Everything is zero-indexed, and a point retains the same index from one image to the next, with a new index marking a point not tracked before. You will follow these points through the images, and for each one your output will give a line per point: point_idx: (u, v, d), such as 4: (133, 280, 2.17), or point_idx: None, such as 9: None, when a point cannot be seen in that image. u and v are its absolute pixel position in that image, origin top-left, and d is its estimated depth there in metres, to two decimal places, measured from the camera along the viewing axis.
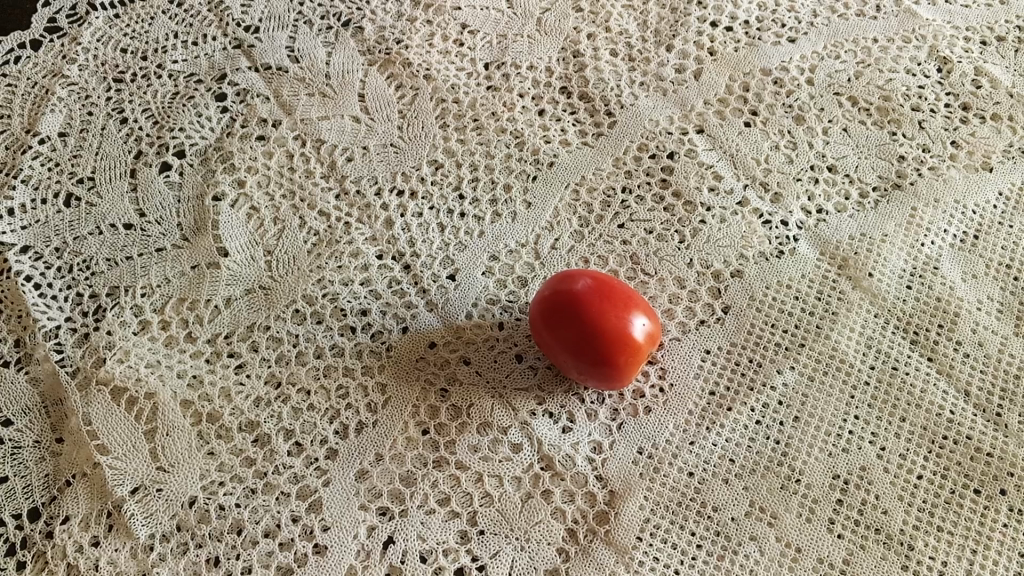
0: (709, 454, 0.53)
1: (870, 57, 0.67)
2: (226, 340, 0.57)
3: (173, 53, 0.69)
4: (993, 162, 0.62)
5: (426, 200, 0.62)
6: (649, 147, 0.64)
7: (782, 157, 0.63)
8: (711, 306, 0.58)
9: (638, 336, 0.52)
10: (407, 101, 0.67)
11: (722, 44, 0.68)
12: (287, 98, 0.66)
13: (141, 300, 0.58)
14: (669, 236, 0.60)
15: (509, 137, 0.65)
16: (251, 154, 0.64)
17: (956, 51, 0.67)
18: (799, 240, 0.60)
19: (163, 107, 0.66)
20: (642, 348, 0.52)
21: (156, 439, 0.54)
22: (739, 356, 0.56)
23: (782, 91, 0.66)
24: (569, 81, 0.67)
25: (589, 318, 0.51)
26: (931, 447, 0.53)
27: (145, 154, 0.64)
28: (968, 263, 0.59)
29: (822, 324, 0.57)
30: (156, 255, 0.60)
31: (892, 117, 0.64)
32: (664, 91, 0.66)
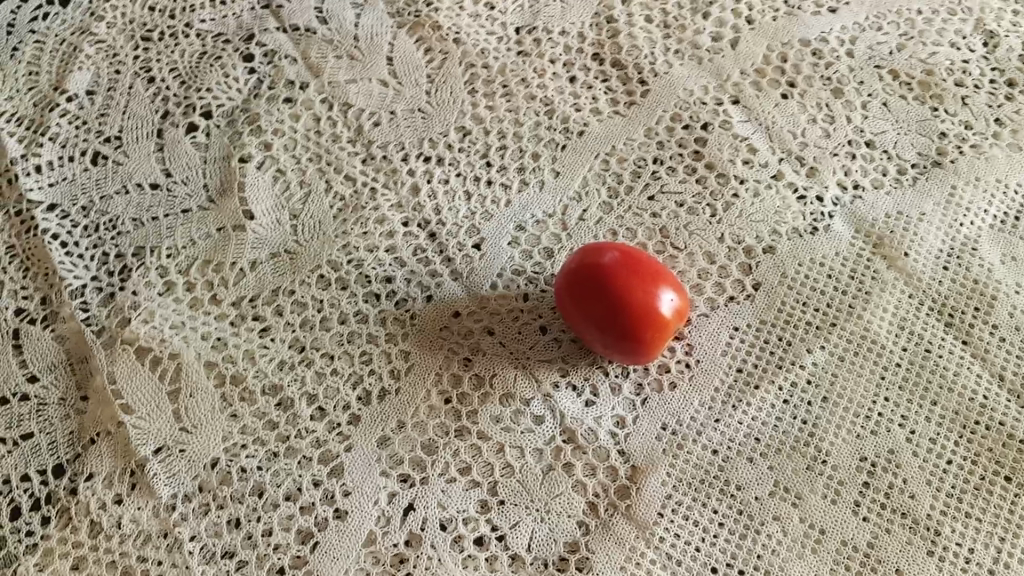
0: (735, 432, 0.52)
1: (913, 30, 0.65)
2: (250, 303, 0.57)
3: (201, 12, 0.68)
4: None
5: (453, 167, 0.61)
6: (683, 117, 0.62)
7: (819, 130, 0.61)
8: (741, 282, 0.57)
9: (666, 312, 0.51)
10: (436, 65, 0.65)
11: (759, 12, 0.66)
12: (315, 60, 0.66)
13: (166, 261, 0.58)
14: (700, 209, 0.59)
15: (539, 104, 0.63)
16: (278, 116, 0.63)
17: (1003, 24, 0.65)
18: (833, 216, 0.58)
19: (191, 67, 0.66)
20: (669, 323, 0.51)
21: (179, 400, 0.54)
22: (768, 334, 0.55)
23: (822, 63, 0.64)
24: (602, 48, 0.66)
25: (616, 294, 0.50)
26: (962, 432, 0.52)
27: (172, 114, 0.64)
28: (1008, 245, 0.57)
29: (855, 304, 0.56)
30: (182, 216, 0.60)
31: (934, 92, 0.62)
32: (699, 60, 0.64)
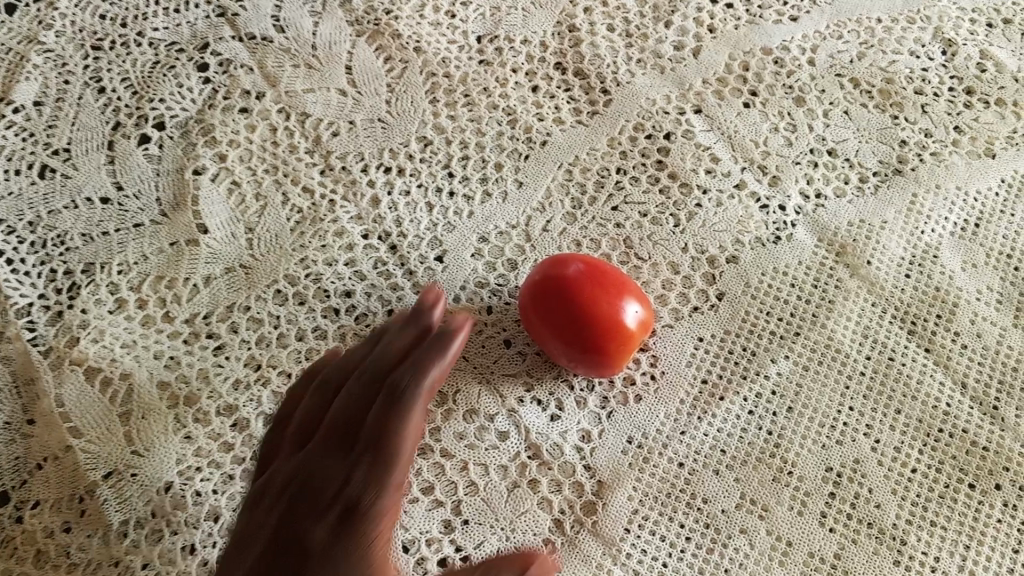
0: (701, 444, 0.52)
1: (873, 38, 0.65)
2: (205, 320, 0.55)
3: (154, 21, 0.66)
4: (997, 149, 0.61)
5: (414, 177, 0.60)
6: (646, 126, 0.62)
7: (781, 139, 0.61)
8: (705, 292, 0.56)
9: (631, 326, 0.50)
10: (396, 74, 0.64)
11: (721, 21, 0.66)
12: (272, 69, 0.64)
13: (117, 278, 0.57)
14: (664, 219, 0.59)
15: (501, 114, 0.63)
16: (233, 127, 0.62)
17: (961, 32, 0.65)
18: (796, 225, 0.58)
19: (143, 77, 0.64)
20: (634, 336, 0.50)
21: (131, 422, 0.52)
22: (733, 344, 0.55)
23: (783, 71, 0.63)
24: (564, 57, 0.65)
25: (581, 307, 0.50)
26: (927, 440, 0.52)
27: (123, 126, 0.62)
28: (968, 252, 0.58)
29: (818, 313, 0.56)
30: (134, 231, 0.58)
31: (894, 100, 0.63)
32: (662, 69, 0.64)
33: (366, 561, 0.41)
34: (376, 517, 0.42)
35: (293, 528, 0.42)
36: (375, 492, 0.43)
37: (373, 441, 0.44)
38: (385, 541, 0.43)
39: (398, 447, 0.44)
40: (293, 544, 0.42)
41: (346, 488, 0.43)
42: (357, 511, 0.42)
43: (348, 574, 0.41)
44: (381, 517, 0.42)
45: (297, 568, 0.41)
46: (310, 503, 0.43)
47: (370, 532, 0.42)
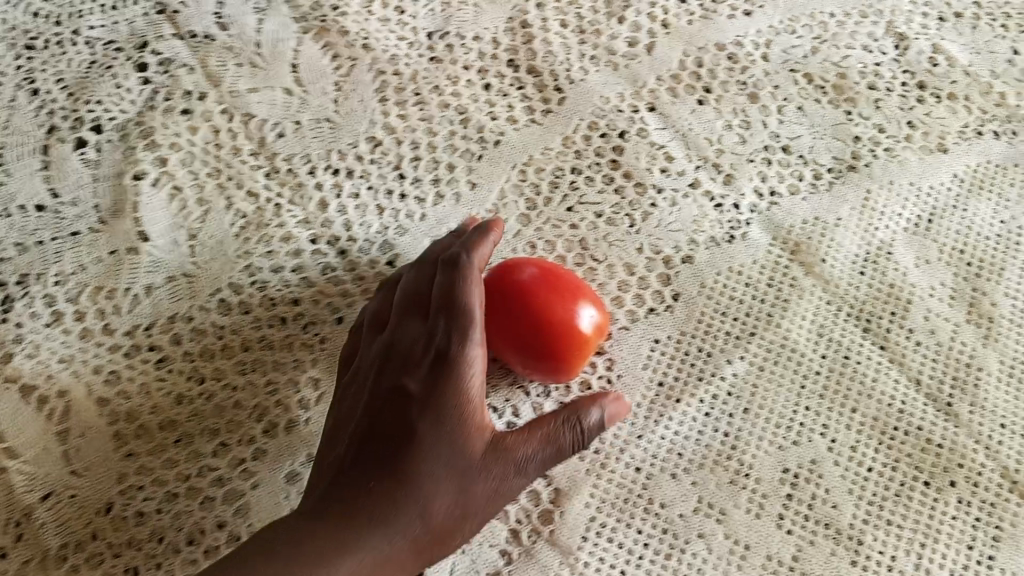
0: (658, 448, 0.51)
1: (827, 32, 0.65)
2: (147, 332, 0.54)
3: (90, 18, 0.63)
4: (949, 144, 0.61)
5: (363, 180, 0.59)
6: (599, 125, 0.61)
7: (735, 137, 0.60)
8: (661, 293, 0.56)
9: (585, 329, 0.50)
10: (343, 72, 0.62)
11: (676, 16, 0.65)
12: (214, 68, 0.62)
13: (54, 289, 0.54)
14: (619, 220, 0.58)
15: (453, 113, 0.61)
16: (174, 130, 0.59)
17: (913, 27, 0.65)
18: (751, 224, 0.58)
19: (79, 78, 0.61)
20: (589, 340, 0.50)
21: (69, 441, 0.50)
22: (688, 346, 0.54)
23: (737, 68, 0.63)
24: (517, 54, 0.63)
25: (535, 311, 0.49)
26: (882, 438, 0.52)
27: (59, 129, 0.59)
28: (921, 247, 0.58)
29: (774, 312, 0.55)
30: (71, 240, 0.56)
31: (848, 96, 0.62)
32: (615, 66, 0.63)
33: (461, 408, 0.42)
34: (463, 366, 0.42)
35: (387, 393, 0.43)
36: (459, 344, 0.43)
37: (445, 302, 0.44)
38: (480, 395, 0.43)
39: (466, 301, 0.44)
40: (388, 408, 0.43)
41: (426, 347, 0.44)
42: (442, 357, 0.43)
43: (448, 420, 0.42)
44: (469, 363, 0.43)
45: (394, 428, 0.42)
46: (396, 365, 0.44)
47: (456, 387, 0.42)
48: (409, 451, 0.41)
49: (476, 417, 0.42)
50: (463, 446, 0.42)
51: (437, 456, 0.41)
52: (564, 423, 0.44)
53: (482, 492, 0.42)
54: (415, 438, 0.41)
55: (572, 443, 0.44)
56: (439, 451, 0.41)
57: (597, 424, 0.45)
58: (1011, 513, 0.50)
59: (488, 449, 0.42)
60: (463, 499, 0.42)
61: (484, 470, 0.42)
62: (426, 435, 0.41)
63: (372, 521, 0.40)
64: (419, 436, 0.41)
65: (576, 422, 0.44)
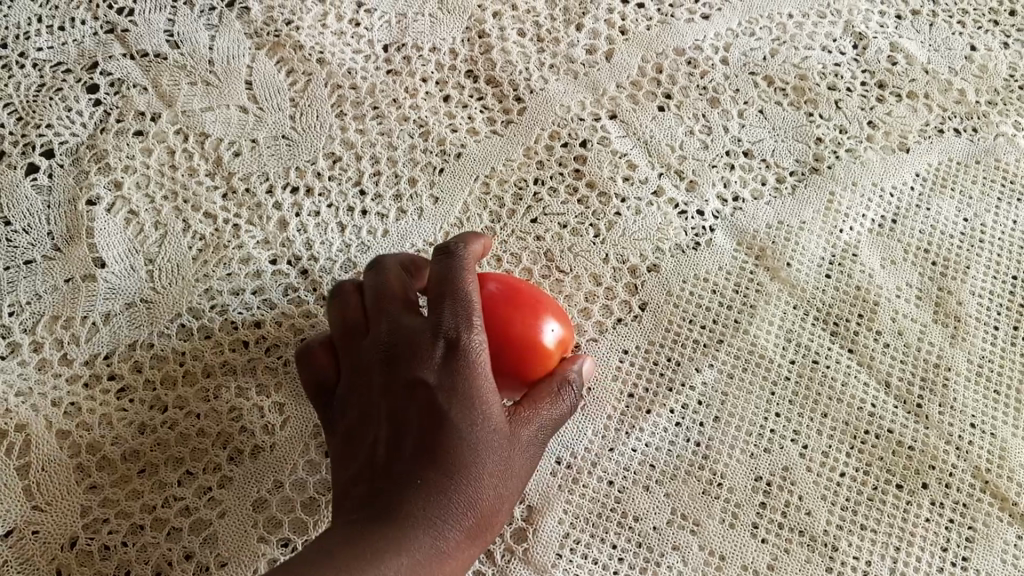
0: (630, 460, 0.51)
1: (785, 34, 0.64)
2: (106, 361, 0.52)
3: (38, 40, 0.61)
4: (910, 143, 0.61)
5: (323, 197, 0.58)
6: (561, 134, 0.60)
7: (697, 142, 0.60)
8: (628, 303, 0.55)
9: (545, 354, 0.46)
10: (299, 88, 0.61)
11: (633, 22, 0.64)
12: (167, 87, 0.60)
13: (9, 320, 0.53)
14: (584, 230, 0.57)
15: (413, 126, 0.60)
16: (128, 152, 0.58)
17: (871, 26, 0.65)
18: (715, 230, 0.58)
19: (28, 101, 0.59)
20: (550, 356, 0.46)
21: (30, 476, 0.49)
22: (657, 356, 0.54)
23: (697, 72, 0.63)
24: (475, 64, 0.63)
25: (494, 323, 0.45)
26: (853, 442, 0.52)
27: (8, 155, 0.58)
28: (886, 248, 0.58)
29: (741, 318, 0.55)
30: (25, 268, 0.55)
31: (809, 97, 0.62)
32: (575, 74, 0.62)
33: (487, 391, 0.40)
34: (480, 353, 0.40)
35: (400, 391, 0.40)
36: (471, 331, 0.41)
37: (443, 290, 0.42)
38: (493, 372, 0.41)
39: (464, 283, 0.42)
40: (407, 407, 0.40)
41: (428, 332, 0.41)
42: (453, 340, 0.40)
43: (479, 407, 0.40)
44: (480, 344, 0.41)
45: (420, 425, 0.39)
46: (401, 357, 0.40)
47: (477, 369, 0.40)
48: (448, 440, 0.39)
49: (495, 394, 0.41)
50: (495, 431, 0.40)
51: (473, 443, 0.39)
52: (563, 387, 0.45)
53: (516, 466, 0.42)
54: (450, 429, 0.39)
55: (564, 409, 0.45)
56: (477, 438, 0.39)
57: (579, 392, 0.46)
58: (984, 513, 0.50)
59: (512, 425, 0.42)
60: (504, 478, 0.41)
61: (513, 445, 0.42)
62: (460, 421, 0.39)
63: (429, 515, 0.38)
64: (453, 427, 0.39)
65: (569, 386, 0.45)
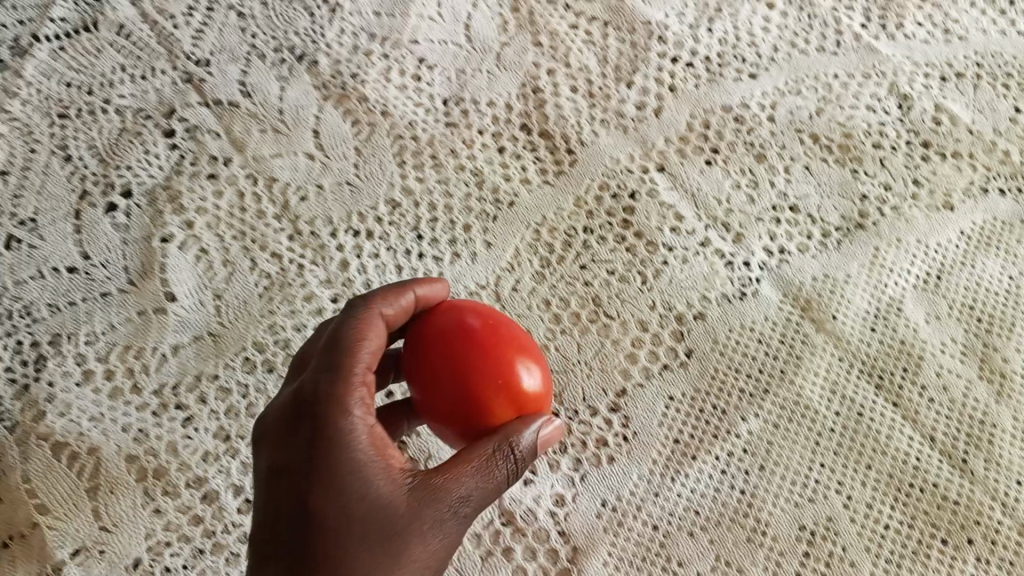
0: (675, 505, 0.52)
1: (831, 93, 0.66)
2: (173, 391, 0.55)
3: (121, 87, 0.65)
4: (955, 201, 0.62)
5: (383, 241, 0.61)
6: (610, 186, 0.63)
7: (744, 196, 0.62)
8: (674, 349, 0.57)
9: (528, 383, 0.42)
10: (363, 137, 0.64)
11: (682, 79, 0.67)
12: (239, 135, 0.64)
13: (85, 349, 0.56)
14: (631, 277, 0.59)
15: (468, 175, 0.63)
16: (201, 194, 0.61)
17: (916, 87, 0.67)
18: (761, 281, 0.59)
19: (110, 145, 0.63)
20: (501, 400, 0.41)
21: (99, 497, 0.52)
22: (702, 402, 0.55)
23: (743, 129, 0.65)
24: (530, 118, 0.65)
25: (461, 353, 0.41)
26: (897, 495, 0.52)
27: (90, 194, 0.61)
28: (931, 304, 0.59)
29: (787, 369, 0.56)
30: (101, 300, 0.58)
31: (854, 155, 0.64)
32: (625, 129, 0.65)
33: (363, 462, 0.38)
34: (350, 420, 0.38)
35: (269, 469, 0.39)
36: (343, 395, 0.39)
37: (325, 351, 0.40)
38: (375, 447, 0.39)
39: (340, 343, 0.40)
40: (273, 487, 0.38)
41: (294, 403, 0.39)
42: (312, 407, 0.38)
43: (348, 478, 0.37)
44: (355, 412, 0.38)
45: (283, 503, 0.37)
46: (277, 426, 0.39)
47: (344, 443, 0.38)
48: (313, 515, 0.37)
49: (378, 471, 0.38)
50: (379, 506, 0.38)
51: (344, 522, 0.37)
52: (496, 453, 0.40)
53: (414, 551, 0.38)
54: (309, 509, 0.37)
55: (517, 466, 0.40)
56: (343, 520, 0.37)
57: (531, 449, 0.40)
58: None
59: (406, 505, 0.38)
60: (388, 567, 0.37)
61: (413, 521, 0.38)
62: (324, 493, 0.37)
63: None
64: (314, 508, 0.37)
65: (507, 449, 0.40)
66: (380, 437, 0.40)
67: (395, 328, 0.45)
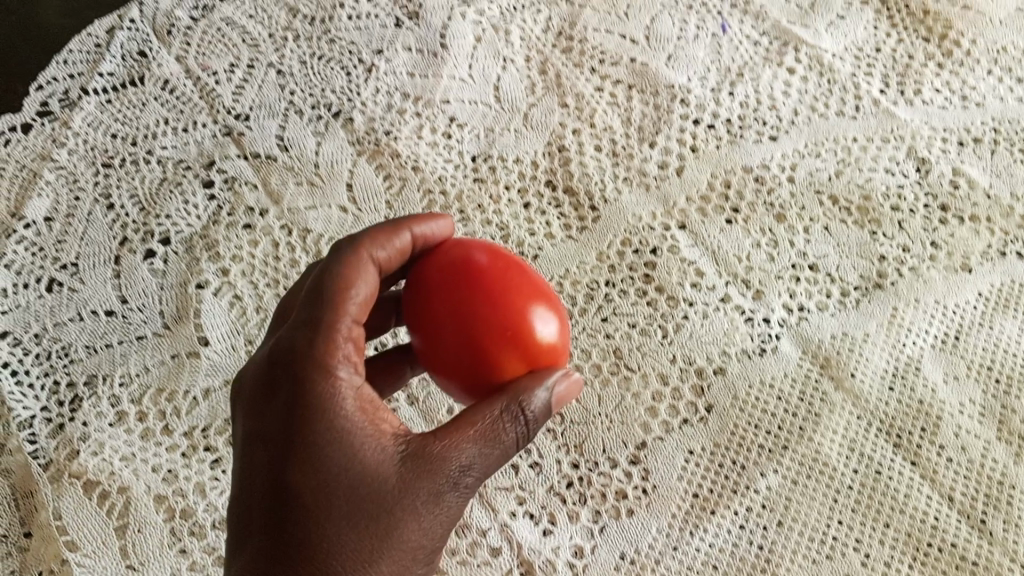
0: (693, 560, 0.53)
1: (850, 156, 0.68)
2: (203, 433, 0.57)
3: (163, 139, 0.68)
4: (973, 263, 0.63)
5: None
6: (632, 241, 0.64)
7: (764, 255, 0.63)
8: (694, 403, 0.58)
9: (545, 332, 0.43)
10: (394, 191, 0.66)
11: (704, 141, 0.69)
12: (275, 187, 0.66)
13: (119, 390, 0.58)
14: (652, 331, 0.60)
15: (495, 229, 0.65)
16: (236, 242, 0.64)
17: (933, 151, 0.68)
18: (781, 337, 0.60)
19: (151, 193, 0.66)
20: (518, 349, 0.42)
21: (127, 536, 0.53)
22: (722, 457, 0.56)
23: (763, 189, 0.66)
24: (555, 175, 0.67)
25: (475, 303, 0.42)
26: (916, 554, 0.53)
27: (130, 240, 0.64)
28: (949, 364, 0.59)
29: (806, 426, 0.57)
30: (137, 343, 0.60)
31: (872, 216, 0.65)
32: (647, 187, 0.66)
33: (345, 427, 0.39)
34: (331, 382, 0.39)
35: (249, 441, 0.40)
36: (323, 357, 0.39)
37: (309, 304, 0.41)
38: (362, 409, 0.40)
39: (324, 294, 0.41)
40: (252, 461, 0.39)
41: (273, 368, 0.40)
42: (293, 369, 0.39)
43: (327, 441, 0.38)
44: (336, 375, 0.39)
45: (265, 464, 0.39)
46: (259, 385, 0.40)
47: (323, 413, 0.39)
48: (294, 480, 0.38)
49: (363, 441, 0.39)
50: (362, 474, 0.38)
51: (325, 487, 0.38)
52: (503, 415, 0.40)
53: (407, 529, 0.39)
54: (290, 479, 0.38)
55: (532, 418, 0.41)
56: (325, 497, 0.38)
57: (545, 402, 0.42)
58: None
59: (397, 478, 0.39)
60: (375, 541, 0.38)
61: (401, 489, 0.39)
62: (305, 458, 0.38)
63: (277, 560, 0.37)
64: (294, 485, 0.38)
65: (517, 411, 0.41)
66: (368, 402, 0.40)
67: (392, 268, 0.45)
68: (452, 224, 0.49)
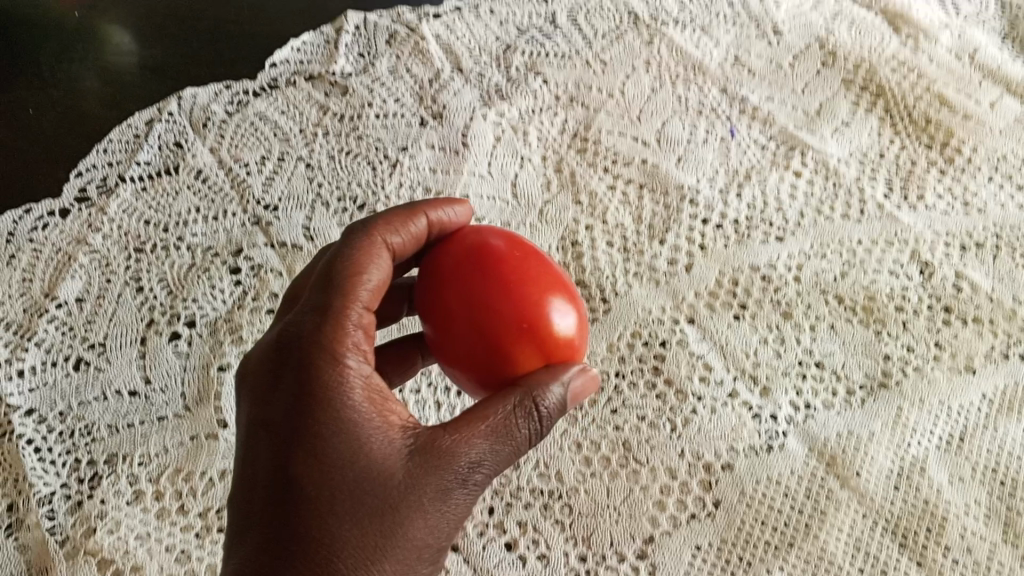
0: None
1: (854, 258, 0.70)
2: (218, 514, 0.58)
3: (193, 226, 0.71)
4: (976, 365, 0.64)
5: (425, 376, 0.64)
6: (642, 334, 0.66)
7: (770, 351, 0.65)
8: (702, 499, 0.59)
9: (561, 325, 0.46)
10: None
11: (712, 240, 0.71)
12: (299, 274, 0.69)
13: (138, 469, 0.59)
14: (660, 423, 0.61)
15: None
16: (260, 327, 0.66)
17: (936, 255, 0.70)
18: (788, 434, 0.61)
19: (179, 278, 0.68)
20: (532, 343, 0.45)
21: None
22: (729, 554, 0.57)
23: (770, 287, 0.68)
24: (568, 269, 0.70)
25: (491, 298, 0.46)
26: None
27: (156, 322, 0.66)
28: (954, 465, 0.60)
29: (812, 523, 0.58)
30: (157, 424, 0.61)
31: (877, 316, 0.67)
32: (657, 282, 0.69)
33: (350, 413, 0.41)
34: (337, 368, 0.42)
35: (256, 427, 0.42)
36: (331, 345, 0.42)
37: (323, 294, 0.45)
38: (369, 398, 0.42)
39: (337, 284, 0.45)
40: (258, 446, 0.42)
41: (283, 354, 0.43)
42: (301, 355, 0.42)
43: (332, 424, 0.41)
44: (342, 359, 0.42)
45: (273, 449, 0.41)
46: (268, 373, 0.43)
47: (330, 398, 0.41)
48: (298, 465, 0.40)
49: (369, 432, 0.41)
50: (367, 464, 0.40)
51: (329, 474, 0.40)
52: (517, 409, 0.43)
53: (413, 525, 0.40)
54: (295, 464, 0.40)
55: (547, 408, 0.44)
56: (329, 490, 0.40)
57: (559, 395, 0.44)
58: None
59: (403, 473, 0.41)
60: (379, 535, 0.39)
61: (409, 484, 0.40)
62: (311, 444, 0.40)
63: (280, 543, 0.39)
64: (298, 474, 0.40)
65: (531, 406, 0.43)
66: (375, 394, 0.43)
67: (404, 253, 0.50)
68: (466, 215, 0.54)
